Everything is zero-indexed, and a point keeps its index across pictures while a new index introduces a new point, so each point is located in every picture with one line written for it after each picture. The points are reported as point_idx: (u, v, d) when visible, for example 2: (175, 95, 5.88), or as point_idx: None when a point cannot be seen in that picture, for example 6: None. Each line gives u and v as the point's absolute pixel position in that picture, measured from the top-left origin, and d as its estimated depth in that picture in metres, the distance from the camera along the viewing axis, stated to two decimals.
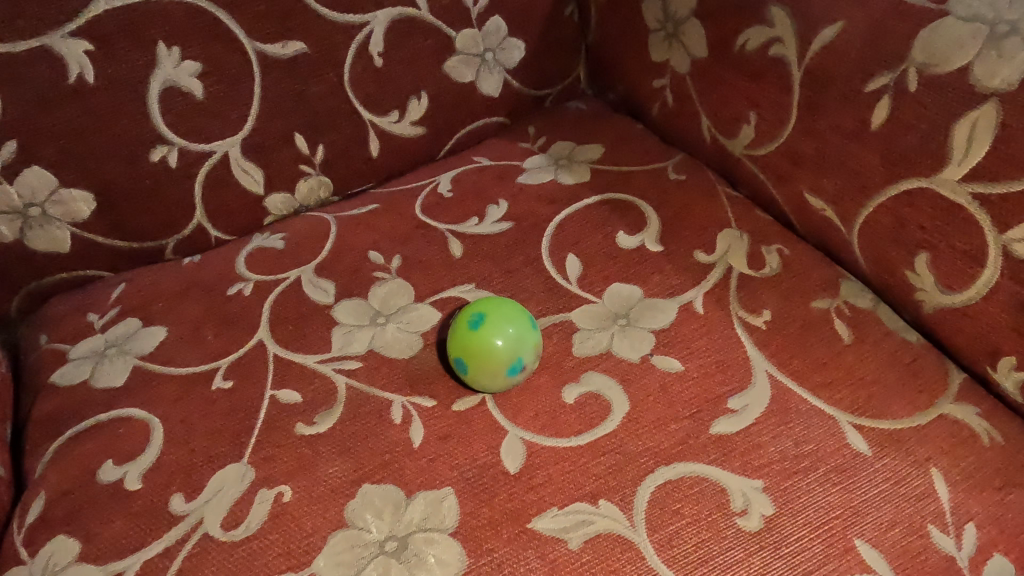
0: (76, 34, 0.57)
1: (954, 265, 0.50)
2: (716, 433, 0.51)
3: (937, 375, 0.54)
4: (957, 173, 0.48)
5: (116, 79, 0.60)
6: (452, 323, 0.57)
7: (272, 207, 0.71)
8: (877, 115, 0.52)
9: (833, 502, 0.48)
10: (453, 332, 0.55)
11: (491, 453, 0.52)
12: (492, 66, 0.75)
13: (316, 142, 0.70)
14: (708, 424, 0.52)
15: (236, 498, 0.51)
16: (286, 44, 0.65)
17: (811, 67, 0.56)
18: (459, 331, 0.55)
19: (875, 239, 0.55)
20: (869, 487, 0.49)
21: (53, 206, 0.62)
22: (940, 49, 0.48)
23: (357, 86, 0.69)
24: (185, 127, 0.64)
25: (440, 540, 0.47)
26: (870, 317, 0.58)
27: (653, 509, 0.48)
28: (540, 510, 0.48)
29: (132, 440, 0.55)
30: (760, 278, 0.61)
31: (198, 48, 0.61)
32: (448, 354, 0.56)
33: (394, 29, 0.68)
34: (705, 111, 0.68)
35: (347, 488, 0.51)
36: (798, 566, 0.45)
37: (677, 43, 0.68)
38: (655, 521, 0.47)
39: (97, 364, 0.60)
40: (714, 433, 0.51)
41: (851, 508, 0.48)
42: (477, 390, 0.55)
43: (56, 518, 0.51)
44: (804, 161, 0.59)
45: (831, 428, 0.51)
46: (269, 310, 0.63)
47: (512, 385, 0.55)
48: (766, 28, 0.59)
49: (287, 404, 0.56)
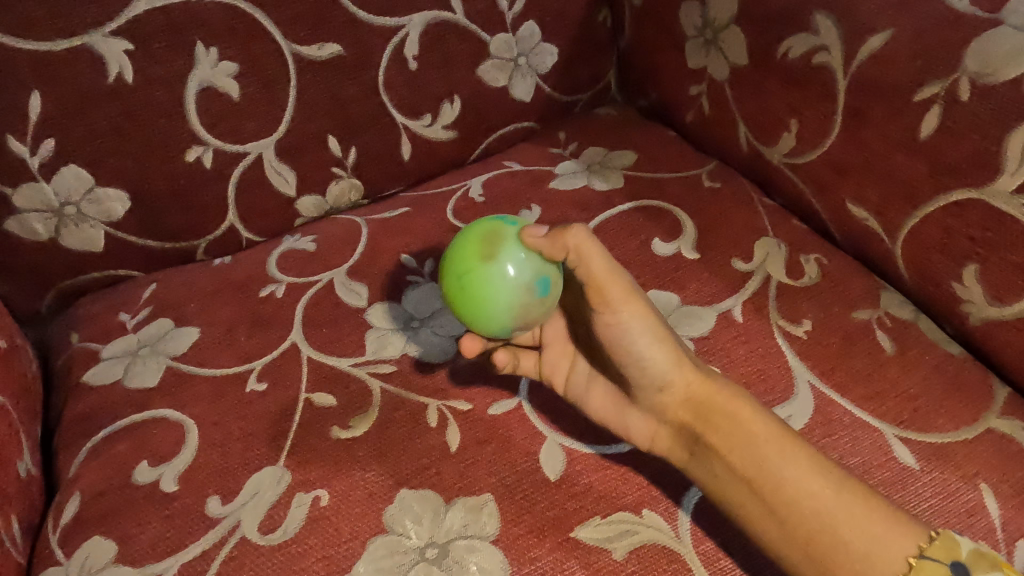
0: (116, 33, 0.57)
1: (1003, 277, 0.50)
2: (573, 368, 0.55)
3: (984, 387, 0.53)
4: (1010, 184, 0.48)
5: (154, 78, 0.60)
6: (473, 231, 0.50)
7: (303, 209, 0.71)
8: (927, 124, 0.52)
9: (653, 430, 0.51)
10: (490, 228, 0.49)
11: (531, 459, 0.52)
12: (525, 71, 0.75)
13: (349, 144, 0.69)
14: (564, 345, 0.56)
15: (274, 501, 0.50)
16: (322, 45, 0.64)
17: (856, 76, 0.56)
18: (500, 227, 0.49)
19: (920, 249, 0.55)
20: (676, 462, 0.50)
21: (88, 205, 0.62)
22: (995, 59, 0.47)
23: (392, 89, 0.69)
24: (220, 128, 0.63)
25: (482, 548, 0.47)
26: (913, 329, 0.57)
27: (614, 345, 0.50)
28: (582, 519, 0.49)
29: (166, 441, 0.54)
30: (799, 287, 0.60)
31: (235, 49, 0.61)
32: (486, 246, 0.48)
33: (429, 33, 0.68)
34: (743, 119, 0.68)
35: (385, 493, 0.50)
36: (671, 389, 0.50)
37: (715, 51, 0.68)
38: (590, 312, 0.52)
39: (130, 364, 0.60)
40: (569, 373, 0.55)
41: (684, 461, 0.50)
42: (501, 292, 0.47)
43: (91, 518, 0.51)
44: (847, 170, 0.59)
45: (877, 441, 0.51)
46: (302, 311, 0.62)
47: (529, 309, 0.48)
48: (810, 36, 0.58)
49: (322, 407, 0.55)
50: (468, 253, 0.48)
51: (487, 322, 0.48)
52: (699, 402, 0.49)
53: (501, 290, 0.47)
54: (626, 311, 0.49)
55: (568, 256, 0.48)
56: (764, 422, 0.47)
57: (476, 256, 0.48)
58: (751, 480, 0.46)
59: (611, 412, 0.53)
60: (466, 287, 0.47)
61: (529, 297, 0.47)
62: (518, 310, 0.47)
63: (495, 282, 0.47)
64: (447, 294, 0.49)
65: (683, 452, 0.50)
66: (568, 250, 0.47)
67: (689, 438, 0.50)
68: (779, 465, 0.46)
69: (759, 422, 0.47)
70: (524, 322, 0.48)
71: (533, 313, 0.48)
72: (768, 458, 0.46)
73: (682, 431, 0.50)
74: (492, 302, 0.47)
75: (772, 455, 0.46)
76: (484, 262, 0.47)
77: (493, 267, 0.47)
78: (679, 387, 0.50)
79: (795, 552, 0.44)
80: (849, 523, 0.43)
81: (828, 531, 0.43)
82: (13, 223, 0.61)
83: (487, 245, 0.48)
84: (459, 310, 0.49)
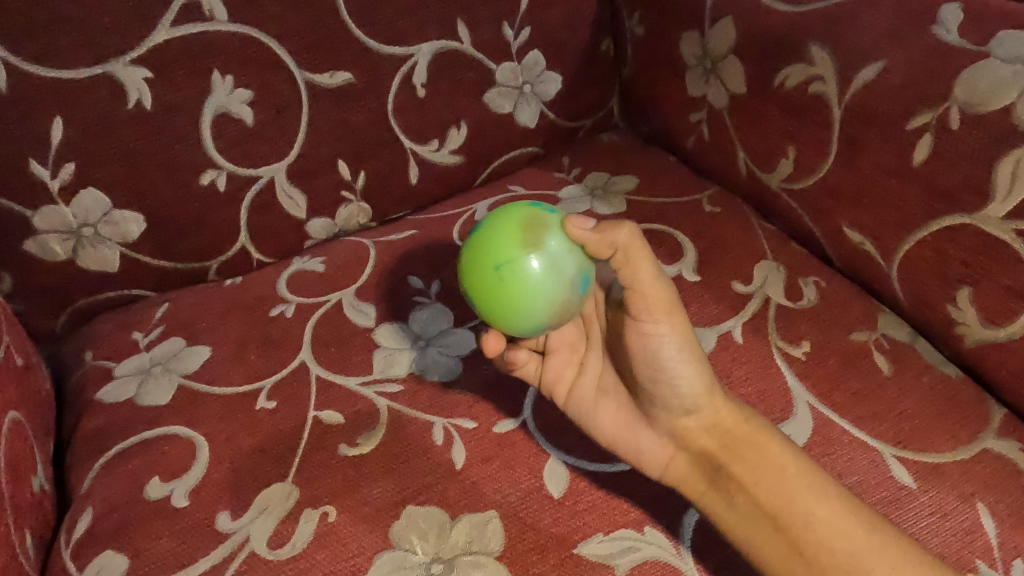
0: (137, 62, 0.59)
1: (996, 301, 0.51)
2: (579, 379, 0.55)
3: (980, 409, 0.54)
4: (1001, 210, 0.49)
5: (172, 105, 0.62)
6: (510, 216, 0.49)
7: (312, 231, 0.73)
8: (919, 151, 0.53)
9: (666, 451, 0.51)
10: (530, 214, 0.49)
11: (535, 477, 0.53)
12: (530, 98, 0.77)
13: (358, 169, 0.71)
14: (570, 353, 0.56)
15: (282, 517, 0.51)
16: (334, 74, 0.66)
17: (851, 105, 0.57)
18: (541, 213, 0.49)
19: (915, 272, 0.56)
20: (688, 492, 0.50)
21: (105, 227, 0.64)
22: (982, 89, 0.49)
23: (401, 116, 0.71)
24: (235, 153, 0.65)
25: (486, 564, 0.48)
26: (910, 351, 0.58)
27: (646, 357, 0.49)
28: (585, 536, 0.50)
29: (177, 457, 0.55)
30: (798, 309, 0.61)
31: (250, 77, 0.63)
32: (531, 234, 0.47)
33: (437, 62, 0.70)
34: (742, 145, 0.69)
35: (391, 509, 0.51)
36: (697, 414, 0.50)
37: (714, 79, 0.70)
38: (622, 321, 0.51)
39: (142, 382, 0.61)
40: (573, 385, 0.55)
41: (700, 492, 0.49)
42: (548, 281, 0.47)
43: (103, 533, 0.52)
44: (843, 196, 0.60)
45: (875, 461, 0.52)
46: (311, 331, 0.64)
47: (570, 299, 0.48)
48: (807, 66, 0.60)
49: (330, 425, 0.57)
50: (510, 239, 0.47)
51: (521, 317, 0.47)
52: (730, 436, 0.49)
53: (545, 283, 0.46)
54: (666, 324, 0.48)
55: (614, 256, 0.47)
56: (792, 457, 0.48)
57: (520, 243, 0.47)
58: (768, 504, 0.47)
59: (622, 427, 0.53)
60: (506, 278, 0.46)
61: (569, 293, 0.47)
62: (558, 305, 0.47)
63: (540, 274, 0.46)
64: (478, 284, 0.48)
65: (700, 482, 0.49)
66: (615, 249, 0.46)
67: (709, 469, 0.49)
68: (796, 486, 0.47)
69: (790, 457, 0.48)
70: (558, 319, 0.48)
71: (568, 310, 0.48)
72: (792, 477, 0.47)
73: (704, 460, 0.50)
74: (532, 296, 0.46)
75: (801, 492, 0.47)
76: (529, 250, 0.47)
77: (537, 258, 0.47)
78: (706, 414, 0.50)
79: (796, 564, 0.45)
80: (858, 543, 0.45)
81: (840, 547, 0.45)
82: (32, 244, 0.62)
83: (531, 232, 0.47)
84: (495, 300, 0.47)
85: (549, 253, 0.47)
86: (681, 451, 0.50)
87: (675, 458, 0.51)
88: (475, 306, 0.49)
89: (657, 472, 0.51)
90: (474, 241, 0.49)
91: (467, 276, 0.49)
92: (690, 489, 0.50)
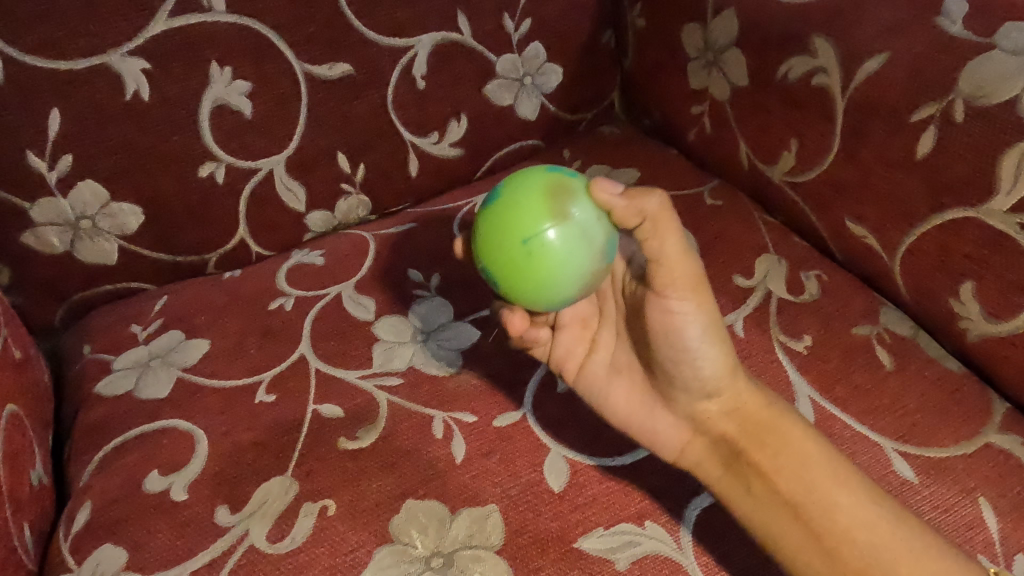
0: (134, 53, 0.59)
1: (1000, 294, 0.51)
2: (591, 355, 0.54)
3: (982, 403, 0.54)
4: (1005, 203, 0.49)
5: (170, 96, 0.61)
6: (530, 182, 0.46)
7: (312, 224, 0.72)
8: (923, 145, 0.53)
9: (683, 434, 0.51)
10: (551, 179, 0.46)
11: (535, 470, 0.53)
12: (530, 90, 0.76)
13: (358, 161, 0.71)
14: (582, 329, 0.55)
15: (282, 510, 0.51)
16: (333, 65, 0.66)
17: (855, 97, 0.57)
18: (562, 178, 0.46)
19: (918, 266, 0.56)
20: (704, 475, 0.50)
21: (103, 219, 0.64)
22: (987, 82, 0.49)
23: (400, 108, 0.70)
24: (233, 145, 0.65)
25: (486, 558, 0.48)
26: (912, 345, 0.58)
27: (668, 336, 0.48)
28: (586, 530, 0.50)
29: (176, 451, 0.55)
30: (799, 303, 0.61)
31: (248, 68, 0.63)
32: (555, 202, 0.45)
33: (437, 53, 0.70)
34: (744, 138, 0.69)
35: (391, 502, 0.51)
36: (718, 397, 0.49)
37: (716, 72, 0.70)
38: (643, 295, 0.49)
39: (141, 375, 0.61)
40: (584, 361, 0.54)
41: (714, 477, 0.49)
42: (577, 251, 0.45)
43: (102, 526, 0.52)
44: (846, 189, 0.60)
45: (877, 455, 0.52)
46: (311, 324, 0.63)
47: (598, 269, 0.46)
48: (810, 58, 0.60)
49: (330, 418, 0.56)
50: (535, 209, 0.45)
51: (552, 290, 0.45)
52: (751, 420, 0.49)
53: (577, 253, 0.45)
54: (692, 300, 0.47)
55: (642, 225, 0.44)
56: (815, 444, 0.47)
57: (546, 213, 0.45)
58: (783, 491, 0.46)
59: (638, 406, 0.52)
60: (535, 252, 0.44)
61: (598, 262, 0.46)
62: (586, 276, 0.46)
63: (571, 244, 0.44)
64: (501, 259, 0.45)
65: (716, 467, 0.49)
66: (644, 217, 0.44)
67: (727, 454, 0.49)
68: (816, 473, 0.46)
69: (810, 444, 0.47)
70: (588, 288, 0.47)
71: (597, 278, 0.47)
72: (811, 464, 0.46)
73: (722, 444, 0.49)
74: (563, 268, 0.45)
75: (822, 480, 0.46)
76: (556, 219, 0.45)
77: (565, 228, 0.45)
78: (727, 397, 0.49)
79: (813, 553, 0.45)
80: (876, 531, 0.44)
81: (861, 537, 0.44)
82: (29, 236, 0.62)
83: (556, 200, 0.45)
84: (521, 275, 0.45)
85: (577, 220, 0.45)
86: (700, 434, 0.50)
87: (692, 442, 0.50)
88: (499, 283, 0.47)
89: (673, 454, 0.51)
90: (493, 214, 0.46)
91: (489, 253, 0.46)
92: (707, 473, 0.50)
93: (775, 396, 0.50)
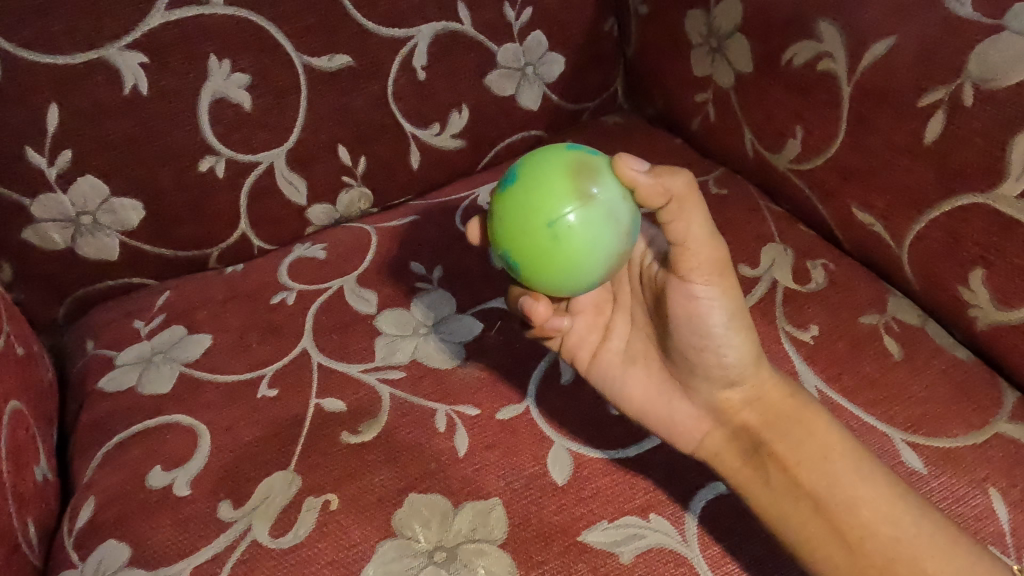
0: (132, 47, 0.58)
1: (1012, 282, 0.50)
2: (605, 343, 0.53)
3: (992, 393, 0.54)
4: (1015, 188, 0.48)
5: (169, 90, 0.61)
6: (551, 161, 0.45)
7: (314, 218, 0.72)
8: (931, 130, 0.52)
9: (702, 424, 0.50)
10: (573, 157, 0.45)
11: (538, 463, 0.52)
12: (532, 80, 0.76)
13: (359, 154, 0.70)
14: (595, 315, 0.54)
15: (284, 505, 0.51)
16: (332, 57, 0.65)
17: (861, 82, 0.56)
18: (584, 155, 0.45)
19: (927, 255, 0.55)
20: (723, 465, 0.49)
21: (104, 215, 0.63)
22: (998, 64, 0.48)
23: (401, 99, 0.70)
24: (233, 138, 0.65)
25: (490, 552, 0.48)
26: (920, 334, 0.57)
27: (692, 322, 0.47)
28: (589, 524, 0.49)
29: (179, 446, 0.55)
30: (805, 292, 0.60)
31: (247, 60, 0.62)
32: (579, 182, 0.44)
33: (437, 43, 0.69)
34: (749, 125, 0.68)
35: (395, 496, 0.51)
36: (741, 386, 0.48)
37: (719, 58, 0.69)
38: (664, 281, 0.49)
39: (144, 371, 0.61)
40: (597, 349, 0.53)
41: (734, 465, 0.48)
42: (603, 233, 0.44)
43: (106, 522, 0.51)
44: (853, 176, 0.59)
45: (885, 446, 0.51)
46: (313, 318, 0.63)
47: (623, 250, 0.45)
48: (815, 43, 0.59)
49: (332, 412, 0.56)
50: (558, 190, 0.44)
51: (579, 274, 0.45)
52: (772, 409, 0.48)
53: (603, 235, 0.44)
54: (718, 285, 0.46)
55: (667, 206, 0.43)
56: (840, 436, 0.47)
57: (570, 194, 0.44)
58: (803, 479, 0.46)
59: (656, 395, 0.51)
60: (561, 236, 0.43)
61: (623, 242, 0.45)
62: (612, 258, 0.45)
63: (597, 225, 0.43)
64: (525, 245, 0.44)
65: (736, 456, 0.48)
66: (670, 198, 0.43)
67: (748, 443, 0.48)
68: (836, 461, 0.46)
69: (832, 434, 0.47)
70: (613, 270, 0.46)
71: (623, 258, 0.46)
72: (833, 454, 0.46)
73: (744, 434, 0.48)
74: (590, 250, 0.44)
75: (846, 470, 0.46)
76: (581, 201, 0.43)
77: (590, 208, 0.43)
78: (751, 386, 0.48)
79: (832, 543, 0.44)
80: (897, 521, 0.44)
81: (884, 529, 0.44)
82: (31, 233, 0.62)
83: (579, 180, 0.44)
84: (548, 261, 0.44)
85: (602, 200, 0.44)
86: (719, 425, 0.49)
87: (711, 433, 0.49)
88: (522, 270, 0.46)
89: (692, 444, 0.50)
90: (513, 198, 0.45)
91: (511, 240, 0.45)
92: (726, 463, 0.49)
93: (793, 386, 0.49)
